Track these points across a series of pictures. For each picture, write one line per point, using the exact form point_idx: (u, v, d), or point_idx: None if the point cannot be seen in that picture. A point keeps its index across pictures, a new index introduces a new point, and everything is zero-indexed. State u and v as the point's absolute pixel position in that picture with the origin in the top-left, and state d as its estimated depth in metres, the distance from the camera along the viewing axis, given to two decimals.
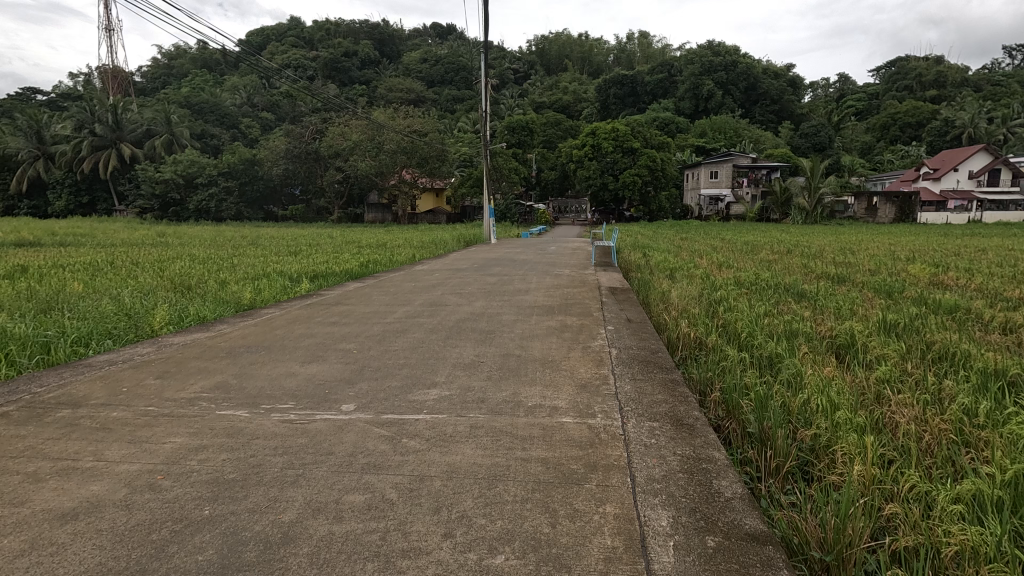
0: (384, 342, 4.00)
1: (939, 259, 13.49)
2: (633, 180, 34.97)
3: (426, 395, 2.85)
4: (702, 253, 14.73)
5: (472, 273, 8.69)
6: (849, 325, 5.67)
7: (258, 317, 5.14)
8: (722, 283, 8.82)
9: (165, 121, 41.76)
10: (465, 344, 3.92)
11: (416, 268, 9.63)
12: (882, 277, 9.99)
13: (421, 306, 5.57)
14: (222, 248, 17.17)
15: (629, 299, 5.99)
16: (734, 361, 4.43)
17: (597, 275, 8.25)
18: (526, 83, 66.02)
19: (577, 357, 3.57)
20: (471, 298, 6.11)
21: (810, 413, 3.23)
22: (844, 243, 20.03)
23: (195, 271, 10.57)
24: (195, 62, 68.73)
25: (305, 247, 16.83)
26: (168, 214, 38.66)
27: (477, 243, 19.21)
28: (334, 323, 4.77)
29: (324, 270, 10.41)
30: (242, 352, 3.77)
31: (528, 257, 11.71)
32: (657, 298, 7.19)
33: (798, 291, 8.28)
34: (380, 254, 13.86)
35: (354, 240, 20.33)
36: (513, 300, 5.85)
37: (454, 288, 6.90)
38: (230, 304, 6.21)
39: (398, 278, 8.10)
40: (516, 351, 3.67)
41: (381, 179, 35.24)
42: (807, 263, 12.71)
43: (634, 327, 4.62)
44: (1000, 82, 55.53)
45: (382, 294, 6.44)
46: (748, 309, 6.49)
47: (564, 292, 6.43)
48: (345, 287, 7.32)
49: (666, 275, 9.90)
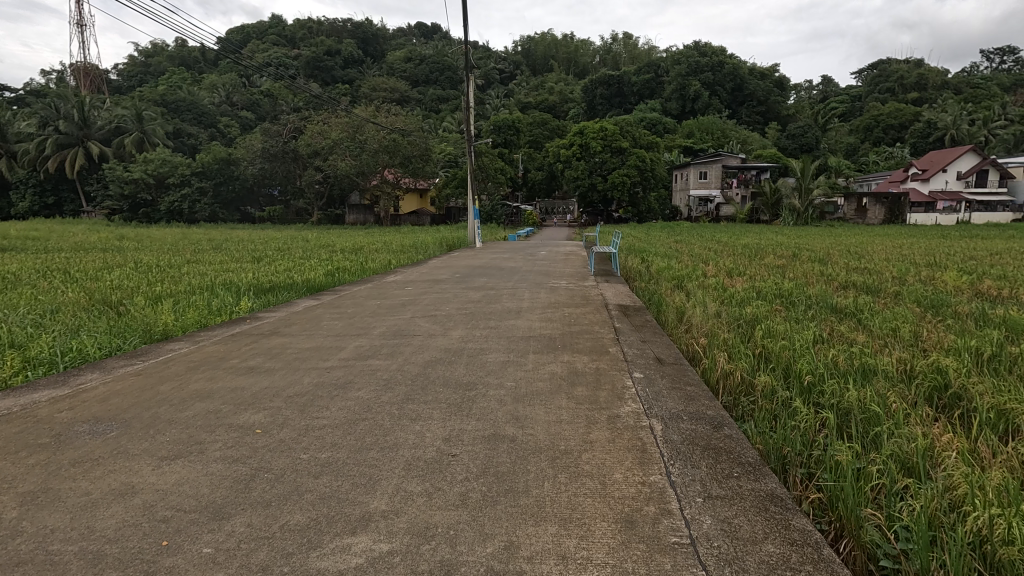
0: (308, 412, 2.65)
1: (959, 265, 12.41)
2: (622, 180, 33.94)
3: (344, 558, 1.52)
4: (704, 258, 13.54)
5: (452, 286, 7.38)
6: (929, 358, 4.46)
7: (155, 357, 3.75)
8: (742, 296, 7.61)
9: (137, 118, 39.77)
10: (431, 416, 2.58)
11: (389, 279, 8.31)
12: (916, 287, 8.86)
13: (386, 337, 4.27)
14: (183, 252, 15.76)
15: (650, 325, 4.73)
16: (808, 425, 3.22)
17: (601, 289, 6.96)
18: (511, 84, 65.04)
19: (605, 444, 2.27)
20: (448, 322, 4.82)
21: (996, 550, 1.98)
22: (846, 246, 18.98)
23: (131, 282, 9.07)
24: (172, 60, 66.61)
25: (272, 253, 15.38)
26: (139, 216, 36.83)
27: (460, 247, 17.90)
28: (260, 367, 3.44)
29: (282, 281, 8.98)
30: (76, 434, 2.39)
31: (517, 264, 10.45)
32: (676, 319, 5.98)
33: (833, 305, 7.10)
34: (353, 261, 12.50)
35: (328, 243, 18.97)
36: (505, 326, 4.58)
37: (429, 308, 5.60)
38: (135, 332, 4.77)
39: (363, 292, 6.74)
40: (510, 433, 2.37)
41: (363, 180, 33.86)
42: (822, 269, 11.57)
43: (669, 372, 3.36)
44: (979, 85, 55.51)
45: (338, 318, 5.13)
46: (793, 332, 5.26)
47: (566, 314, 5.13)
48: (294, 305, 5.90)
49: (674, 286, 8.68)
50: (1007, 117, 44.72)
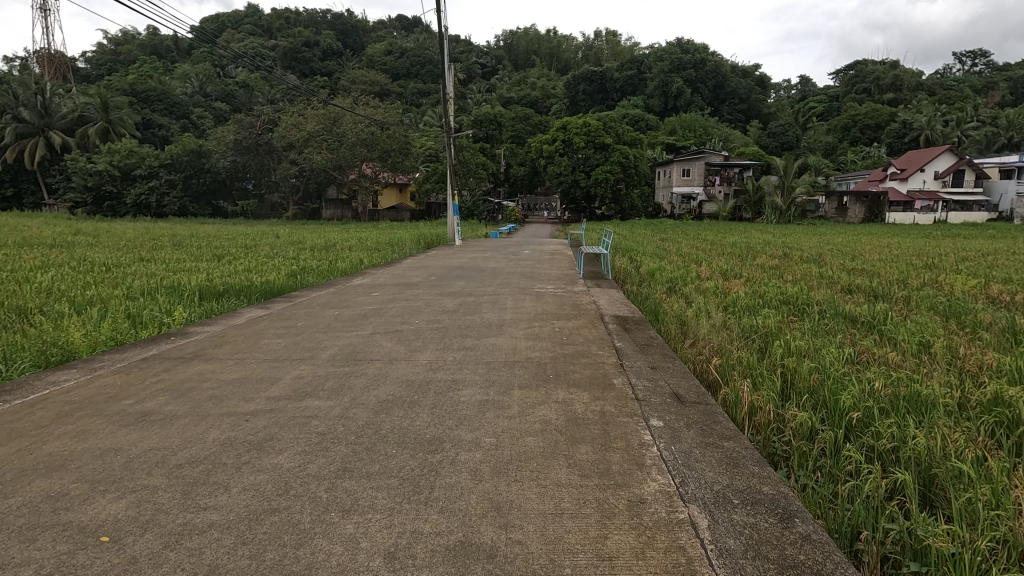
0: (192, 502, 1.80)
1: (956, 268, 11.91)
2: (605, 176, 33.33)
3: None
4: (696, 258, 12.87)
5: (425, 291, 6.53)
6: (983, 384, 3.80)
7: (22, 396, 2.85)
8: (748, 303, 6.92)
9: (101, 107, 37.89)
10: (375, 506, 1.77)
11: (356, 282, 7.45)
12: (926, 292, 8.28)
13: (340, 363, 3.44)
14: (141, 249, 14.66)
15: (657, 345, 3.96)
16: (873, 485, 2.50)
17: (593, 296, 6.16)
18: (493, 79, 64.11)
19: (632, 567, 1.49)
20: (415, 341, 3.99)
21: None
22: (835, 245, 18.50)
23: (62, 285, 8.02)
24: (144, 49, 64.01)
25: (238, 250, 14.35)
26: (104, 209, 35.12)
27: (438, 243, 17.05)
28: (158, 414, 2.57)
29: (235, 284, 8.00)
30: None
31: (499, 265, 9.65)
32: (679, 336, 5.29)
33: (847, 313, 6.45)
34: (322, 260, 11.56)
35: (299, 240, 17.96)
36: (487, 346, 3.80)
37: (397, 319, 4.79)
38: (24, 354, 3.83)
39: (323, 299, 5.88)
40: (491, 543, 1.58)
41: (340, 173, 32.81)
42: (821, 271, 10.98)
43: (696, 418, 2.59)
44: (953, 86, 56.08)
45: (285, 334, 4.27)
46: (818, 351, 4.56)
47: (556, 329, 4.34)
48: (237, 316, 4.98)
49: (670, 291, 8.00)
50: (979, 119, 45.03)
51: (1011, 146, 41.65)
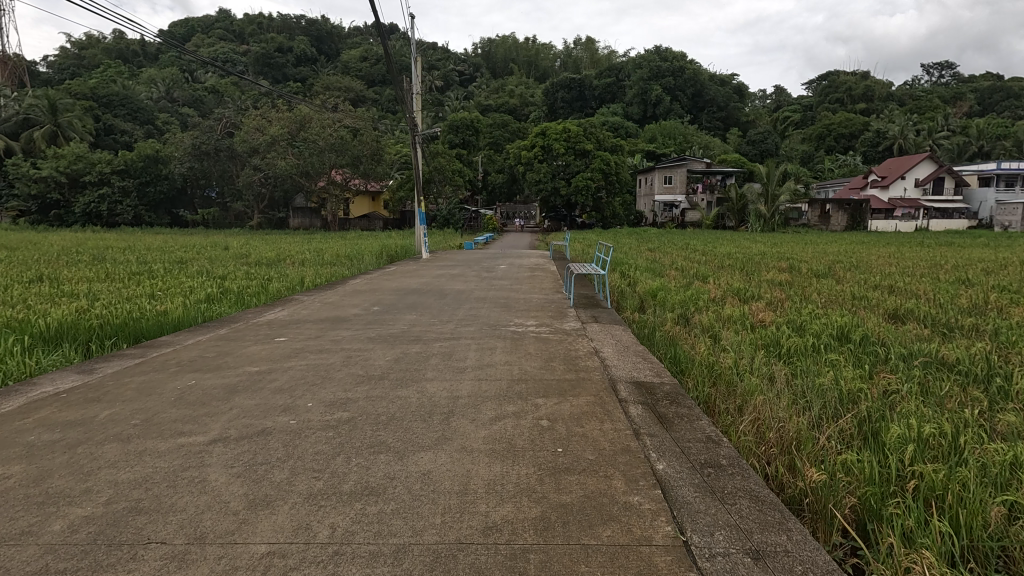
0: None
1: (989, 283, 10.29)
2: (586, 183, 31.67)
3: None
4: (698, 274, 11.15)
5: (356, 332, 4.66)
6: None
7: None
8: (792, 339, 5.18)
9: (49, 109, 34.88)
10: None
11: (271, 316, 5.50)
12: (996, 318, 6.61)
13: (60, 569, 1.50)
14: (52, 265, 12.33)
15: (726, 470, 2.12)
16: None
17: (592, 341, 4.34)
18: (471, 86, 62.46)
19: None
20: (281, 470, 2.08)
21: None
22: (834, 256, 16.94)
23: None
24: (108, 53, 60.54)
25: (166, 266, 12.15)
26: (49, 219, 32.08)
27: (406, 255, 15.11)
28: None
29: (104, 317, 5.91)
30: None
31: (468, 288, 7.79)
32: (727, 408, 3.50)
33: (935, 357, 4.68)
34: (255, 279, 9.56)
35: (249, 252, 15.77)
36: (412, 487, 1.94)
37: (277, 403, 2.84)
38: None
39: (192, 355, 3.87)
40: None
41: (307, 180, 30.63)
42: (847, 289, 9.36)
43: None
44: (922, 96, 56.14)
45: (50, 448, 2.29)
46: (977, 454, 2.74)
47: (547, 426, 2.51)
48: (14, 397, 2.99)
49: (682, 320, 6.29)
50: (950, 128, 44.89)
51: (983, 154, 41.33)
